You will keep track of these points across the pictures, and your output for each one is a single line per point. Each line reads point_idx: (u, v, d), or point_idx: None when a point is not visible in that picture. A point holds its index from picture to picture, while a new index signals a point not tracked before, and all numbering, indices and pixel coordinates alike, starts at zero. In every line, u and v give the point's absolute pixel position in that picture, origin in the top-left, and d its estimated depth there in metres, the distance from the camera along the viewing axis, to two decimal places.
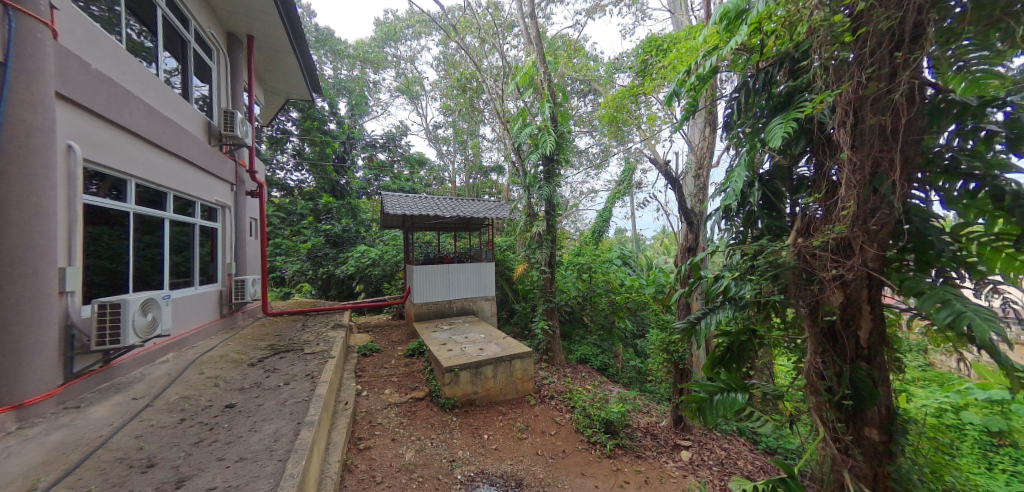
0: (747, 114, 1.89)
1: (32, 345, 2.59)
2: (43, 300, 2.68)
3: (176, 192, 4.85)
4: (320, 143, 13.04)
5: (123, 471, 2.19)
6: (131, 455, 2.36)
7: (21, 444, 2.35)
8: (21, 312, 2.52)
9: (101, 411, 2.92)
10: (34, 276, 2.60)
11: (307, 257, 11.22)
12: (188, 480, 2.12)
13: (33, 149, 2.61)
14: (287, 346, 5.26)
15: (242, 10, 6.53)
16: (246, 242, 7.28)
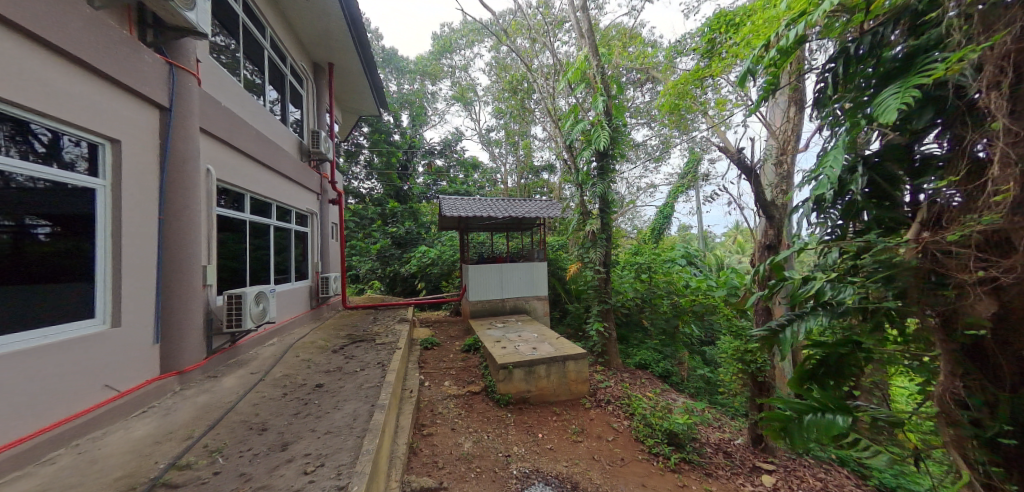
0: (847, 87, 1.62)
1: (183, 327, 3.26)
2: (191, 292, 3.35)
3: (277, 203, 5.68)
4: (386, 153, 14.22)
5: (246, 431, 2.62)
6: (251, 419, 2.82)
7: (179, 403, 2.97)
8: (179, 300, 3.20)
9: (230, 381, 3.54)
10: (187, 273, 3.27)
11: (376, 257, 12.29)
12: (291, 444, 2.47)
13: (186, 172, 3.31)
14: (362, 336, 5.84)
15: (324, 42, 7.44)
16: (328, 244, 8.26)
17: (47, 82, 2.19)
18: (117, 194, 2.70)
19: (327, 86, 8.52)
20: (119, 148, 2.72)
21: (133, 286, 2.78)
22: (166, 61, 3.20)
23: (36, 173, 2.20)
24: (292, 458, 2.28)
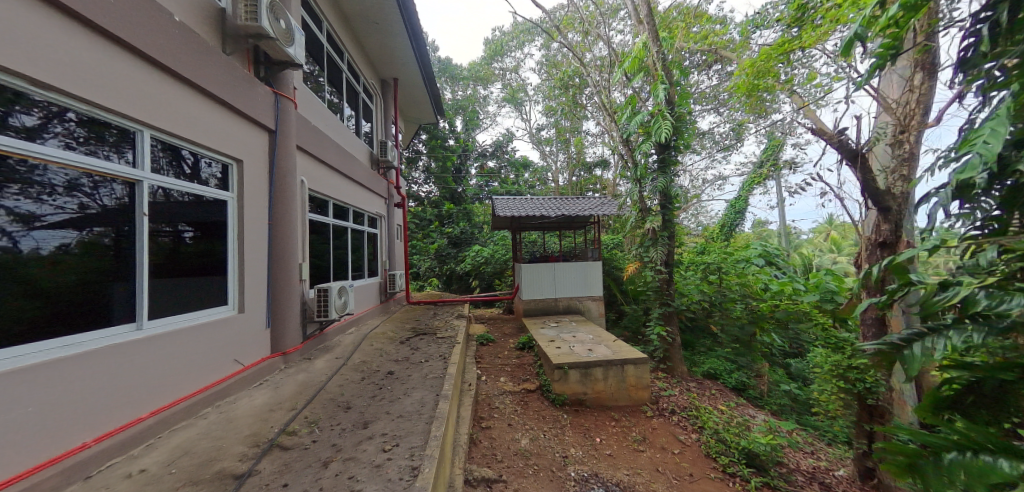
0: (1015, 36, 1.28)
1: (286, 314, 3.92)
2: (291, 284, 4.00)
3: (351, 207, 6.45)
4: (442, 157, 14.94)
5: (334, 408, 2.99)
6: (337, 398, 3.20)
7: (283, 379, 3.57)
8: (282, 290, 3.89)
9: (320, 364, 4.05)
10: (287, 268, 3.92)
11: (434, 256, 13.01)
12: (370, 423, 2.75)
13: (286, 184, 4.02)
14: (425, 330, 6.24)
15: (389, 59, 8.11)
16: (393, 244, 8.98)
17: (199, 119, 2.88)
18: (241, 204, 3.41)
19: (392, 99, 9.21)
20: (241, 167, 3.43)
21: (252, 277, 3.48)
22: (272, 93, 3.96)
23: (190, 190, 2.86)
24: (371, 436, 2.52)
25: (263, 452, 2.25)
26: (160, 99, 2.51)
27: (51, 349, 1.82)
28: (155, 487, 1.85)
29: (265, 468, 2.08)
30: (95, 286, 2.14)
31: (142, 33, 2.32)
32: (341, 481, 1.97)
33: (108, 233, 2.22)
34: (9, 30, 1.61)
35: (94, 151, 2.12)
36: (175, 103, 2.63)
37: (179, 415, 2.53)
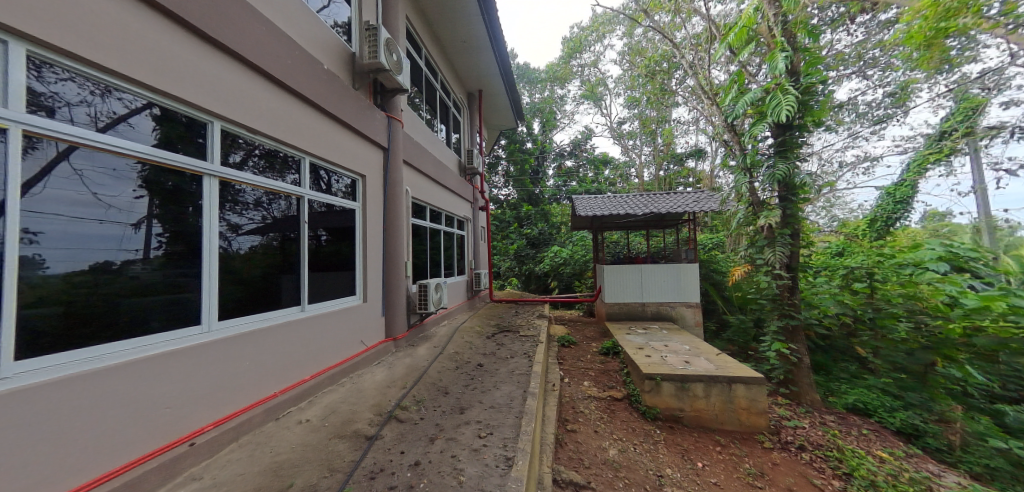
0: None
1: (393, 304, 4.71)
2: (397, 278, 4.78)
3: (444, 212, 7.18)
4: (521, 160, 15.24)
5: (435, 392, 3.38)
6: (438, 383, 3.61)
7: (394, 361, 4.28)
8: (391, 283, 4.67)
9: (421, 352, 4.62)
10: (394, 265, 4.71)
11: (514, 257, 13.35)
12: (467, 410, 2.99)
13: (395, 194, 4.82)
14: (508, 327, 6.50)
15: (475, 72, 8.63)
16: (478, 245, 9.56)
17: (335, 143, 3.71)
18: (364, 212, 4.23)
19: (477, 109, 9.80)
20: (364, 181, 4.27)
21: (371, 271, 4.31)
22: (386, 116, 4.77)
23: (325, 200, 3.62)
24: (467, 422, 2.74)
25: (385, 420, 2.72)
26: (311, 129, 3.33)
27: (253, 321, 2.64)
28: (315, 435, 2.46)
29: (387, 434, 2.52)
30: (272, 275, 2.94)
31: (300, 83, 3.13)
32: (445, 460, 2.21)
33: (272, 239, 2.96)
34: (228, 95, 2.45)
35: (276, 173, 2.99)
36: (321, 134, 3.47)
37: (328, 380, 3.34)
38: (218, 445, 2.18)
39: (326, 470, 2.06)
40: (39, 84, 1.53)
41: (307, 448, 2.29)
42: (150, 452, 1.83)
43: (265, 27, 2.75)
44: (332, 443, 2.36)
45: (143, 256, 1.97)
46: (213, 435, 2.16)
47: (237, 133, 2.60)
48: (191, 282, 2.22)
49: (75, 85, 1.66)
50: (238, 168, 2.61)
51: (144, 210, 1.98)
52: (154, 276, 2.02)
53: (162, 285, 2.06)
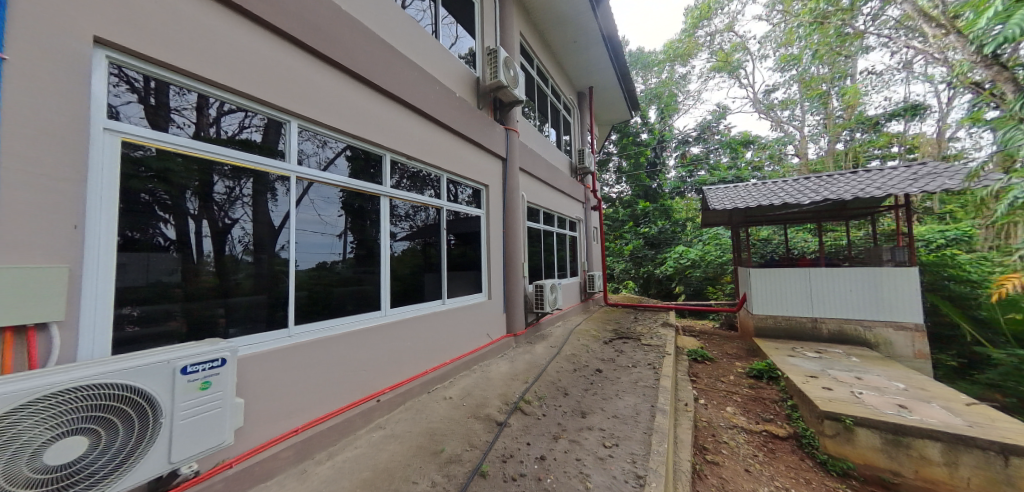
0: None
1: (513, 302, 5.04)
2: (517, 278, 5.09)
3: (556, 214, 7.28)
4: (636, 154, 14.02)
5: (555, 391, 3.50)
6: (558, 382, 3.73)
7: (515, 355, 4.63)
8: (512, 284, 5.01)
9: (540, 351, 4.84)
10: (513, 266, 5.02)
11: (629, 258, 12.40)
12: (589, 415, 2.99)
13: (513, 199, 5.14)
14: (627, 333, 6.12)
15: (585, 69, 8.44)
16: (591, 246, 9.31)
17: (466, 158, 4.26)
18: (488, 217, 4.68)
19: (587, 108, 9.58)
20: (488, 190, 4.72)
21: (495, 271, 4.75)
22: (504, 128, 5.13)
23: (455, 209, 4.11)
24: (590, 427, 2.76)
25: (512, 409, 3.00)
26: (450, 150, 3.94)
27: (411, 310, 3.37)
28: (457, 412, 2.95)
29: (514, 423, 2.78)
30: (418, 274, 3.54)
31: (441, 113, 3.76)
32: (569, 461, 2.30)
33: (417, 243, 3.56)
34: (395, 132, 3.17)
35: (420, 189, 3.58)
36: (456, 152, 4.05)
37: (464, 365, 3.93)
38: (392, 405, 2.90)
39: (468, 445, 2.45)
40: (299, 145, 2.45)
41: (451, 422, 2.78)
42: (355, 401, 2.63)
43: (417, 71, 3.42)
44: (469, 422, 2.77)
45: (344, 255, 2.78)
46: (390, 396, 2.90)
47: (400, 161, 3.32)
48: (369, 277, 2.98)
49: (312, 142, 2.53)
50: (400, 188, 3.30)
51: (345, 224, 2.78)
52: (349, 272, 2.84)
53: (353, 278, 2.85)
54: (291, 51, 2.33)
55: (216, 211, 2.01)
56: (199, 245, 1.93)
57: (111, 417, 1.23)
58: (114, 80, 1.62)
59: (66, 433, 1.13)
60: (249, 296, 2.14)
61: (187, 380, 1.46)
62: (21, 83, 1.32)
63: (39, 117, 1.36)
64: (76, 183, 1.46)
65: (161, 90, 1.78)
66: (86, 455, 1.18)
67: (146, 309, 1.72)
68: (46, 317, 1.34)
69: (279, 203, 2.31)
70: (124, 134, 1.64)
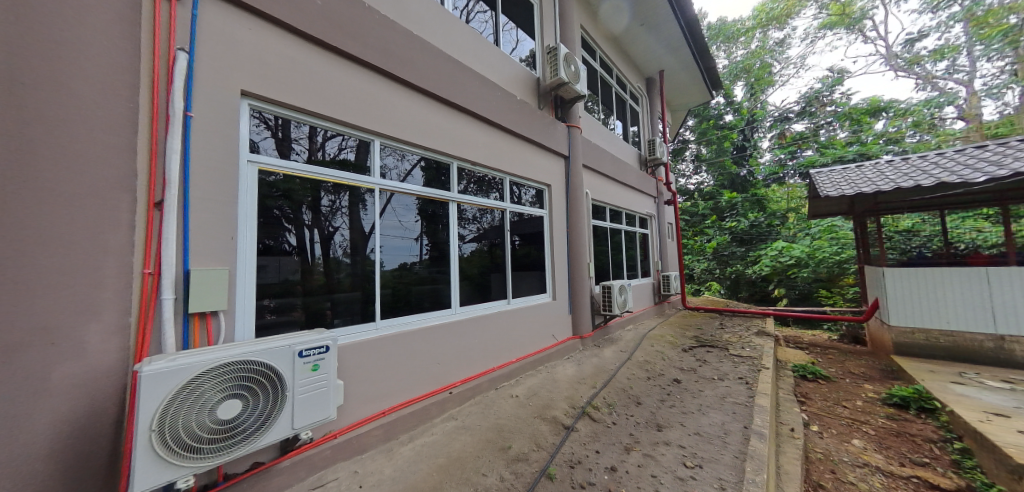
0: None
1: (580, 305, 4.78)
2: (582, 279, 4.82)
3: (626, 211, 6.82)
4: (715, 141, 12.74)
5: (626, 399, 3.35)
6: (629, 390, 3.55)
7: (583, 358, 4.41)
8: (577, 285, 4.75)
9: (609, 355, 4.61)
10: (579, 266, 4.76)
11: (713, 256, 11.07)
12: (665, 428, 2.82)
13: (576, 197, 4.90)
14: (711, 341, 5.45)
15: (655, 53, 7.72)
16: (666, 244, 8.52)
17: (527, 160, 4.24)
18: (551, 218, 4.54)
19: (658, 94, 8.80)
20: (551, 190, 4.58)
21: (560, 272, 4.56)
22: (566, 127, 4.93)
23: (518, 210, 4.14)
24: (667, 442, 2.59)
25: (579, 415, 2.97)
26: (512, 154, 4.04)
27: (479, 308, 3.55)
28: (523, 411, 3.02)
29: (582, 429, 2.77)
30: (484, 273, 3.71)
31: (503, 118, 3.88)
32: (644, 476, 2.19)
33: (483, 244, 3.75)
34: (460, 141, 3.41)
35: (485, 193, 3.78)
36: (519, 155, 4.12)
37: (530, 365, 3.92)
38: (463, 398, 3.15)
39: (535, 445, 2.53)
40: (381, 161, 2.84)
41: (518, 420, 2.88)
42: (430, 392, 2.93)
43: (478, 80, 3.60)
44: (536, 423, 2.84)
45: (420, 257, 3.13)
46: (461, 389, 3.14)
47: (465, 167, 3.55)
48: (442, 277, 3.28)
49: (392, 157, 2.91)
50: (466, 192, 3.56)
51: (419, 229, 3.12)
52: (425, 272, 3.16)
53: (428, 277, 3.17)
54: (372, 78, 2.70)
55: (323, 221, 2.45)
56: (311, 250, 2.40)
57: (257, 385, 1.78)
58: (256, 122, 2.15)
59: (233, 394, 1.69)
60: (348, 292, 2.57)
61: (303, 362, 1.96)
62: (202, 136, 1.85)
63: (211, 158, 1.89)
64: (229, 204, 1.96)
65: (286, 125, 2.28)
66: (243, 411, 1.73)
67: (278, 301, 2.22)
68: (217, 305, 1.84)
69: (368, 212, 2.71)
70: (260, 164, 2.14)
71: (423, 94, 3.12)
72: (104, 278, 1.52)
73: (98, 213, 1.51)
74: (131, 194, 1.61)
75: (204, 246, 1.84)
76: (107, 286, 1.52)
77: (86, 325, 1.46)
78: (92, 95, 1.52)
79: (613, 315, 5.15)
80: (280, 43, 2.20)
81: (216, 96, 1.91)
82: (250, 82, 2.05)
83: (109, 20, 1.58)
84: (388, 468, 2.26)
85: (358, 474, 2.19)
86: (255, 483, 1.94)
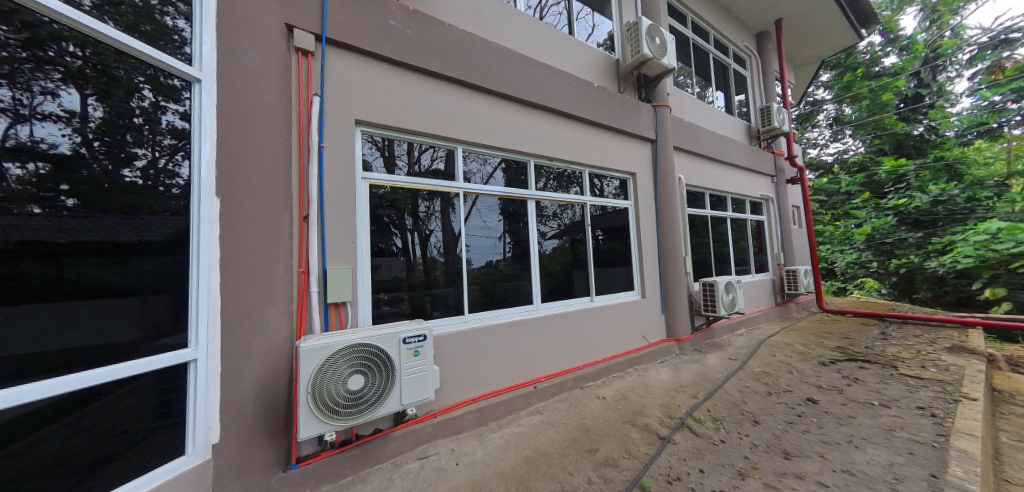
0: None
1: (677, 307, 4.02)
2: (679, 276, 4.04)
3: (732, 195, 5.58)
4: (865, 96, 9.95)
5: (739, 415, 2.63)
6: (741, 405, 2.79)
7: (680, 364, 3.68)
8: (673, 281, 3.99)
9: (715, 361, 3.77)
10: (676, 261, 4.01)
11: (867, 246, 8.62)
12: (795, 458, 2.07)
13: (668, 183, 4.11)
14: (865, 354, 4.05)
15: (768, 2, 6.11)
16: (791, 231, 6.79)
17: (609, 150, 3.72)
18: (638, 209, 3.90)
19: (774, 50, 7.06)
20: (636, 178, 3.94)
21: (650, 268, 3.89)
22: (652, 107, 4.17)
23: (600, 203, 3.65)
24: (799, 476, 1.88)
25: (677, 425, 2.42)
26: (596, 143, 3.60)
27: (562, 306, 3.19)
28: (613, 414, 2.58)
29: (682, 441, 2.24)
30: (567, 270, 3.34)
31: (584, 105, 3.48)
32: None
33: (565, 241, 3.38)
34: (537, 138, 3.12)
35: (565, 188, 3.40)
36: (601, 144, 3.64)
37: (618, 366, 3.40)
38: (549, 393, 2.85)
39: (625, 451, 2.13)
40: (465, 167, 2.74)
41: (607, 422, 2.47)
42: (515, 384, 2.71)
43: (555, 73, 3.27)
44: (626, 429, 2.38)
45: (506, 254, 2.96)
46: (546, 385, 2.84)
47: (543, 164, 3.23)
48: (526, 274, 3.03)
49: (478, 162, 2.81)
50: (546, 190, 3.23)
51: (502, 228, 2.94)
52: (510, 269, 2.96)
53: (511, 274, 2.95)
54: (455, 90, 2.64)
55: (422, 225, 2.50)
56: (414, 251, 2.46)
57: (372, 367, 1.83)
58: (368, 145, 2.29)
59: (354, 373, 1.77)
60: (444, 287, 2.56)
61: (407, 347, 1.94)
62: (332, 163, 2.06)
63: (339, 178, 2.08)
64: (349, 215, 2.10)
65: (391, 145, 2.39)
66: (365, 392, 1.79)
67: (392, 294, 2.33)
68: (346, 296, 2.00)
69: (458, 213, 2.67)
70: (371, 179, 2.27)
71: (504, 99, 2.95)
72: (276, 273, 1.78)
73: (269, 231, 1.78)
74: (288, 212, 1.87)
75: (338, 250, 2.04)
76: (279, 280, 1.79)
77: (268, 309, 1.74)
78: (267, 138, 1.82)
79: (717, 317, 4.24)
80: (383, 74, 2.30)
81: (340, 127, 2.09)
82: (362, 111, 2.19)
83: (272, 79, 1.86)
84: (480, 451, 2.14)
85: (454, 452, 2.12)
86: (375, 446, 2.00)
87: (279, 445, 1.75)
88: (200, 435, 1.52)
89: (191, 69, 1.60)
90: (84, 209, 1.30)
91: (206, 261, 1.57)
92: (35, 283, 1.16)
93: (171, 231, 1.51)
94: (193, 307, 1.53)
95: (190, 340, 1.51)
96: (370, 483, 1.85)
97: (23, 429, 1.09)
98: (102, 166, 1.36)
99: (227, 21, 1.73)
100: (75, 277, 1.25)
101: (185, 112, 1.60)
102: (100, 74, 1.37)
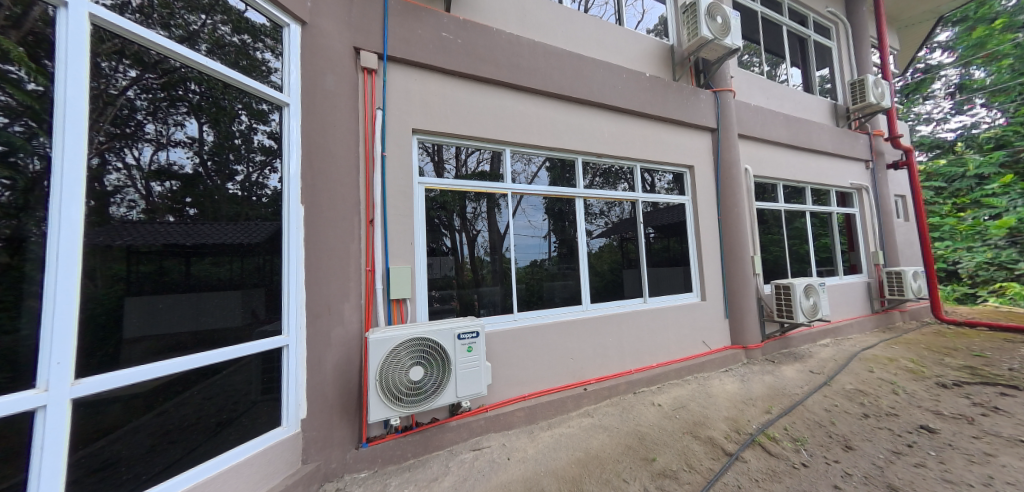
0: None
1: (743, 311, 3.70)
2: (746, 277, 3.71)
3: (813, 185, 4.96)
4: (1006, 54, 8.13)
5: (826, 439, 2.37)
6: (829, 427, 2.51)
7: (748, 374, 3.38)
8: (738, 282, 3.68)
9: (794, 374, 3.41)
10: (741, 260, 3.69)
11: (1010, 241, 7.29)
12: None
13: (732, 176, 3.80)
14: (1004, 377, 3.34)
15: None
16: (894, 226, 5.81)
17: (663, 142, 3.55)
18: (696, 205, 3.67)
19: (870, 12, 6.05)
20: (694, 171, 3.72)
21: (711, 267, 3.64)
22: (712, 93, 3.89)
23: (652, 200, 3.51)
24: None
25: (748, 442, 2.26)
26: (649, 137, 3.46)
27: (612, 306, 3.14)
28: (670, 423, 2.48)
29: (754, 462, 2.10)
30: (617, 270, 3.28)
31: (636, 96, 3.37)
32: None
33: (614, 239, 3.32)
34: (585, 134, 3.10)
35: (614, 185, 3.33)
36: (655, 137, 3.50)
37: (675, 373, 3.23)
38: (600, 396, 2.82)
39: (686, 464, 2.07)
40: (512, 168, 2.85)
41: (665, 431, 2.38)
42: (564, 385, 2.74)
43: (603, 65, 3.22)
44: (686, 440, 2.29)
45: (552, 253, 3.01)
46: (597, 387, 2.82)
47: (591, 161, 3.21)
48: (572, 273, 3.04)
49: (524, 162, 2.89)
50: (593, 187, 3.21)
51: (547, 228, 2.98)
52: (558, 268, 3.00)
53: (558, 273, 3.00)
54: (503, 93, 2.75)
55: (469, 226, 2.67)
56: (461, 251, 2.63)
57: (432, 358, 2.02)
58: (422, 153, 2.50)
59: (416, 363, 1.97)
60: (491, 286, 2.69)
61: (460, 342, 2.09)
62: (393, 170, 2.29)
63: (399, 185, 2.31)
64: (407, 217, 2.31)
65: (441, 150, 2.58)
66: (427, 379, 1.99)
67: (443, 291, 2.52)
68: (404, 293, 2.23)
69: (504, 213, 2.79)
70: (427, 184, 2.49)
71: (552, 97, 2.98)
72: (348, 270, 2.04)
73: (342, 233, 2.04)
74: (356, 216, 2.12)
75: (398, 250, 2.27)
76: (350, 278, 2.04)
77: (342, 303, 2.00)
78: (340, 151, 2.09)
79: (795, 324, 3.82)
80: (438, 84, 2.49)
81: (399, 136, 2.33)
82: (419, 121, 2.41)
83: (344, 99, 2.13)
84: (532, 448, 2.21)
85: (507, 447, 2.23)
86: (433, 434, 2.20)
87: (352, 426, 2.01)
88: (292, 410, 1.82)
89: (281, 95, 1.91)
90: (202, 218, 1.64)
91: (294, 259, 1.86)
92: (172, 279, 1.51)
93: (266, 234, 1.82)
94: (285, 300, 1.83)
95: (283, 328, 1.81)
96: (431, 468, 2.03)
97: (168, 393, 1.43)
98: (213, 181, 1.69)
99: (308, 52, 2.03)
100: (199, 273, 1.59)
101: (272, 132, 1.90)
102: (212, 106, 1.70)
